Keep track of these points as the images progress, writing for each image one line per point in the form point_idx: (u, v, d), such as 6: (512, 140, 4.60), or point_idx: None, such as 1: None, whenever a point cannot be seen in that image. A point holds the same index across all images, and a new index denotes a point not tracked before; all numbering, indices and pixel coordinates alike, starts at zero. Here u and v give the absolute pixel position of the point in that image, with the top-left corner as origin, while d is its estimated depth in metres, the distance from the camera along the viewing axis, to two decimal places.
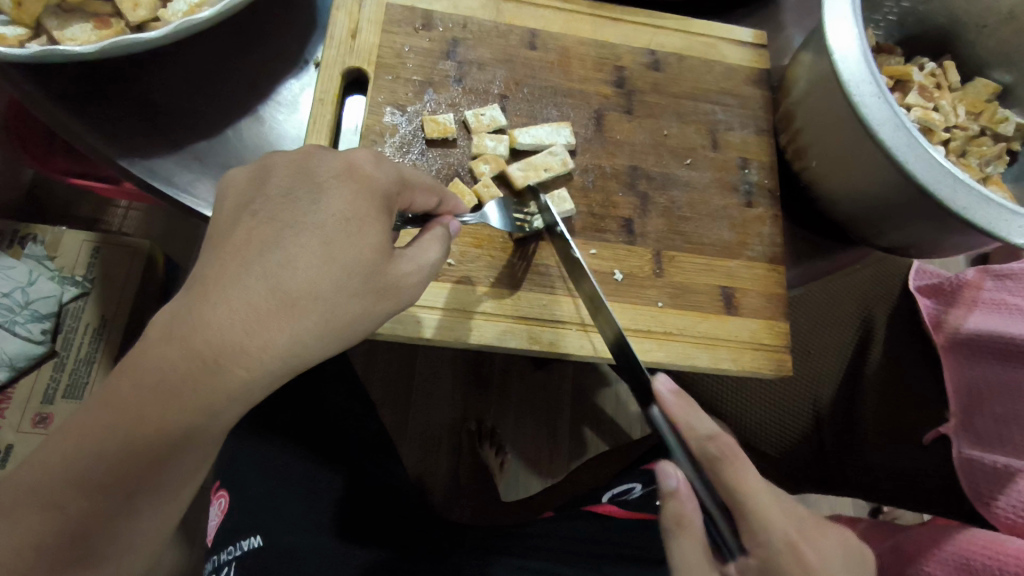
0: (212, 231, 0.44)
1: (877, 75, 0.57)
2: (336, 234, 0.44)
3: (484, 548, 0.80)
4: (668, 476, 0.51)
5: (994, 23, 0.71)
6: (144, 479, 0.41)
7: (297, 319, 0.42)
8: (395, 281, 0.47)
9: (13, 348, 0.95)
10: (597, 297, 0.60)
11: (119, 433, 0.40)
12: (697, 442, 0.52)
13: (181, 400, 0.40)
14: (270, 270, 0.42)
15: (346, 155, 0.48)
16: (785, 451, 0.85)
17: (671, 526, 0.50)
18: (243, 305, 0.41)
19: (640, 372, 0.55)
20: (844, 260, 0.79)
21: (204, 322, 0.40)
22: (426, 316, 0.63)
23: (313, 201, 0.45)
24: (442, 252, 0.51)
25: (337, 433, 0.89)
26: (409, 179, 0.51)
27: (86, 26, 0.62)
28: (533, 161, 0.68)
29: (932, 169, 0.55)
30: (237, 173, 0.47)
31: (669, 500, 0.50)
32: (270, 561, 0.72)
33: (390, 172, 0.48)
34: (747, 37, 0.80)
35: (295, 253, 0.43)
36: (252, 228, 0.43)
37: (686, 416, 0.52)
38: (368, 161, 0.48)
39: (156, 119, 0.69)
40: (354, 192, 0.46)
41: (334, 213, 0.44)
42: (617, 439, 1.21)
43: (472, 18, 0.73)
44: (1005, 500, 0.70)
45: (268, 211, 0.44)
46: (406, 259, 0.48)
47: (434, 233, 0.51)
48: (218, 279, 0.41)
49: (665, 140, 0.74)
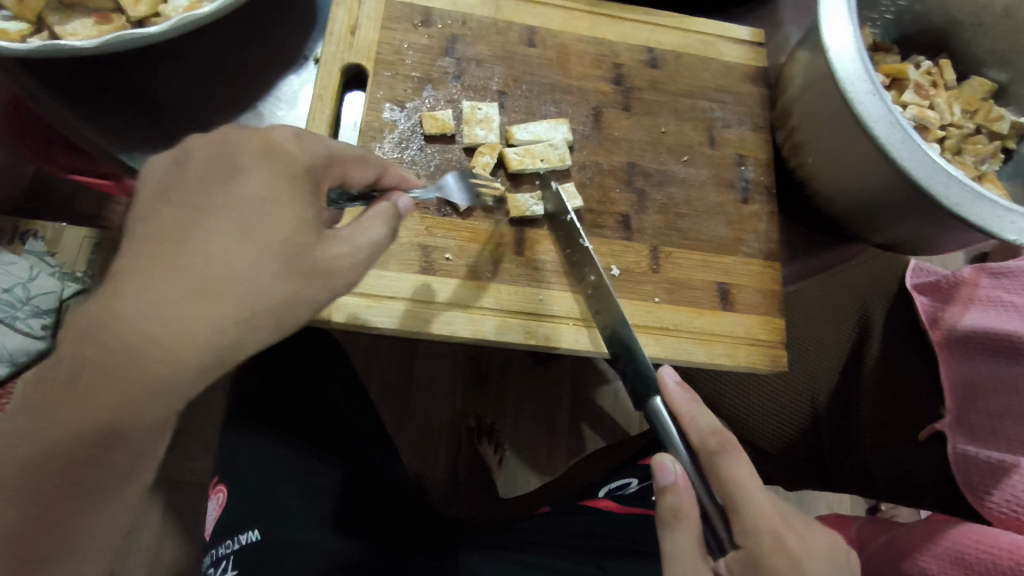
0: (187, 211, 0.42)
1: (872, 72, 0.57)
2: (270, 216, 0.44)
3: (480, 541, 0.81)
4: (665, 470, 0.51)
5: (989, 21, 0.71)
6: (128, 450, 0.42)
7: (229, 298, 0.41)
8: (324, 264, 0.45)
9: (13, 342, 0.97)
10: (601, 283, 0.62)
11: (102, 411, 0.40)
12: (698, 435, 0.52)
13: (160, 375, 0.40)
14: (217, 247, 0.42)
15: (263, 133, 0.47)
16: (780, 448, 0.85)
17: (666, 515, 0.51)
18: (189, 285, 0.40)
19: (642, 367, 0.56)
20: (838, 255, 0.82)
21: (154, 300, 0.40)
22: (406, 308, 0.63)
23: (239, 179, 0.44)
24: (386, 232, 0.50)
25: (335, 429, 0.89)
26: (337, 154, 0.50)
27: (86, 21, 0.63)
28: (531, 148, 0.68)
29: (925, 165, 0.55)
30: (156, 158, 0.45)
31: (665, 492, 0.51)
32: (266, 556, 0.73)
33: (314, 150, 0.48)
34: (744, 36, 0.80)
35: (246, 229, 0.43)
36: (200, 211, 0.43)
37: (689, 410, 0.53)
38: (288, 140, 0.47)
39: (155, 114, 0.69)
40: (279, 170, 0.45)
41: (264, 191, 0.44)
42: (615, 436, 1.21)
43: (471, 15, 0.73)
44: (999, 495, 0.71)
45: (213, 193, 0.43)
46: (338, 241, 0.47)
47: (377, 209, 0.50)
48: (162, 258, 0.40)
49: (662, 137, 0.74)
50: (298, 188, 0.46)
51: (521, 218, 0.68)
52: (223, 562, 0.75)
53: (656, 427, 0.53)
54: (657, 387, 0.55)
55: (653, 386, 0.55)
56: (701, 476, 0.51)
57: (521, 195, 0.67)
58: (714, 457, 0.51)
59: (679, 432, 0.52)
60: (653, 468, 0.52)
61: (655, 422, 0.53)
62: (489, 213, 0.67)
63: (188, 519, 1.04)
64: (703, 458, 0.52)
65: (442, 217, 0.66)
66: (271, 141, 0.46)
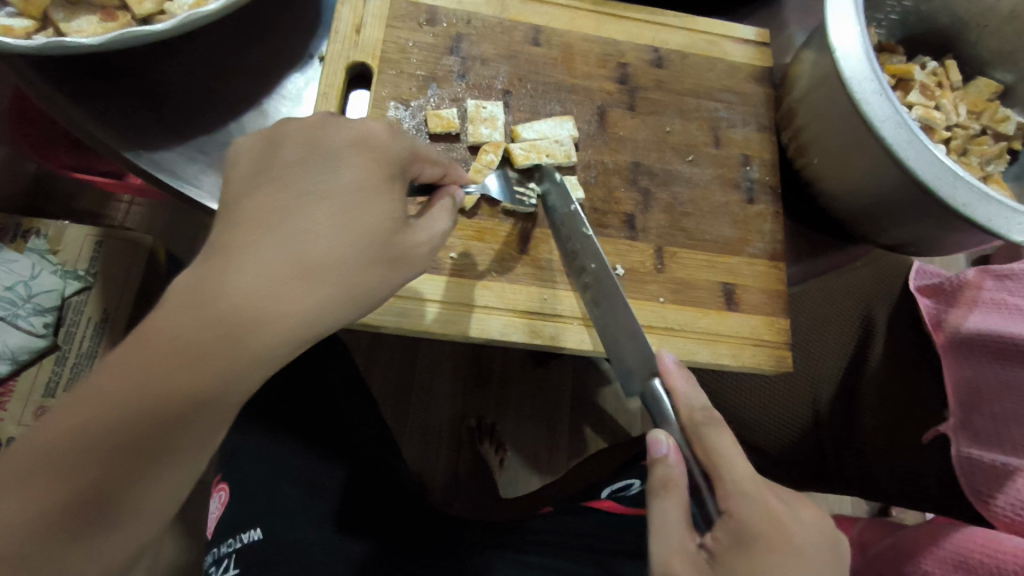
0: (247, 198, 0.42)
1: (879, 71, 0.57)
2: (357, 201, 0.44)
3: (485, 541, 0.81)
4: (658, 442, 0.50)
5: (995, 23, 0.71)
6: (137, 474, 0.36)
7: (303, 284, 0.40)
8: (406, 251, 0.47)
9: (15, 341, 0.94)
10: (603, 270, 0.60)
11: (126, 415, 0.36)
12: (688, 408, 0.53)
13: (196, 370, 0.37)
14: (285, 234, 0.41)
15: (361, 125, 0.47)
16: (784, 450, 0.84)
17: (656, 488, 0.49)
18: (262, 267, 0.40)
19: (644, 347, 0.56)
20: (844, 257, 0.81)
21: (224, 283, 0.39)
22: (418, 307, 0.63)
23: (330, 168, 0.45)
24: (450, 223, 0.52)
25: (342, 433, 0.89)
26: (420, 150, 0.51)
27: (92, 18, 0.63)
28: (536, 144, 0.68)
29: (932, 166, 0.55)
30: (250, 140, 0.46)
31: (656, 465, 0.50)
32: (269, 554, 0.72)
33: (401, 144, 0.48)
34: (750, 36, 0.80)
35: (316, 221, 0.42)
36: (262, 208, 0.42)
37: (685, 387, 0.54)
38: (381, 132, 0.48)
39: (161, 111, 0.69)
40: (371, 161, 0.46)
41: (352, 179, 0.45)
42: (617, 438, 1.21)
43: (476, 14, 0.73)
44: (1003, 499, 0.70)
45: (301, 178, 0.44)
46: (418, 230, 0.48)
47: (443, 204, 0.52)
48: (241, 239, 0.40)
49: (667, 137, 0.74)
50: (388, 175, 0.47)
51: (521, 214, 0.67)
52: (225, 560, 0.75)
53: (652, 404, 0.55)
54: (657, 368, 0.55)
55: (653, 366, 0.55)
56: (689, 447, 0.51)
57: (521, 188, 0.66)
58: (702, 427, 0.51)
59: (672, 407, 0.54)
60: (647, 442, 0.51)
61: (653, 399, 0.55)
62: (494, 212, 0.67)
63: (191, 518, 1.05)
64: (688, 428, 0.52)
65: None
66: (274, 134, 0.46)
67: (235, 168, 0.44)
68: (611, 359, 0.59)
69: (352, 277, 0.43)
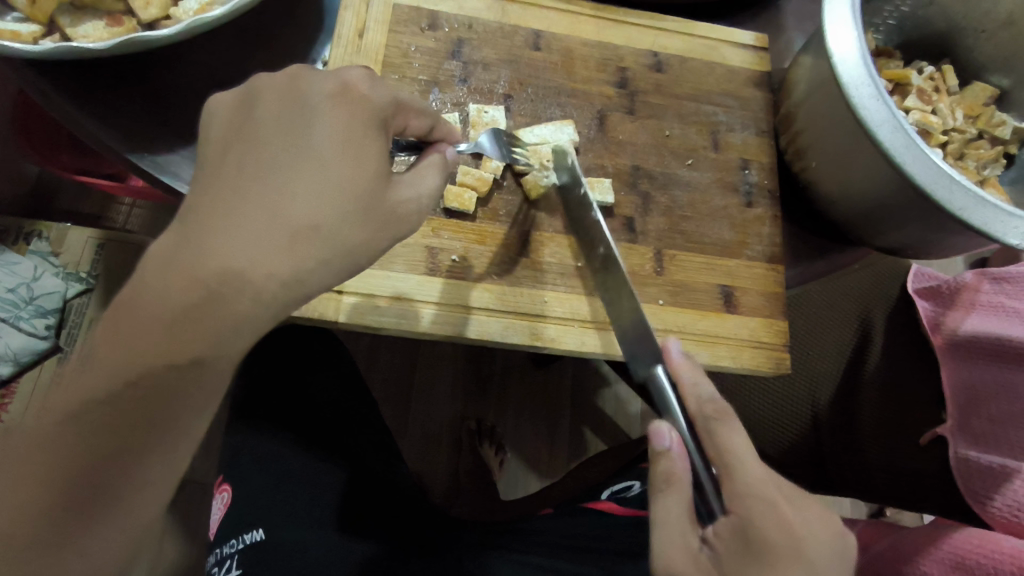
0: (221, 165, 0.41)
1: (876, 77, 0.58)
2: (338, 157, 0.42)
3: (485, 542, 0.81)
4: (662, 436, 0.50)
5: (992, 27, 0.72)
6: (128, 452, 0.38)
7: (287, 242, 0.39)
8: (394, 208, 0.45)
9: (17, 342, 0.95)
10: (609, 254, 0.61)
11: (108, 400, 0.37)
12: (696, 402, 0.52)
13: (171, 351, 0.37)
14: (261, 200, 0.39)
15: (338, 74, 0.44)
16: (782, 450, 0.85)
17: (659, 483, 0.49)
18: (239, 231, 0.38)
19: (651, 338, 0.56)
20: (845, 258, 0.81)
21: (215, 242, 0.38)
22: (419, 310, 0.64)
23: (308, 121, 0.42)
24: (439, 180, 0.49)
25: (337, 430, 0.90)
26: (405, 101, 0.48)
27: (98, 24, 0.64)
28: (536, 149, 0.69)
29: (930, 170, 0.56)
30: (225, 98, 0.43)
31: (659, 458, 0.50)
32: (271, 554, 0.73)
33: (384, 93, 0.45)
34: (748, 40, 0.81)
35: (294, 181, 0.40)
36: (240, 169, 0.40)
37: (692, 377, 0.53)
38: (360, 81, 0.45)
39: (164, 115, 0.70)
40: (348, 112, 0.43)
41: (330, 133, 0.42)
42: (618, 439, 1.21)
43: (477, 19, 0.74)
44: (1000, 499, 0.71)
45: (276, 136, 0.42)
46: (405, 186, 0.46)
47: (430, 160, 0.49)
48: (217, 206, 0.39)
49: (666, 141, 0.75)
50: (370, 128, 0.44)
51: (520, 214, 0.69)
52: (227, 560, 0.75)
53: (655, 394, 0.54)
54: (662, 356, 0.55)
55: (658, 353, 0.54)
56: (696, 442, 0.50)
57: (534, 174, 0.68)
58: (712, 422, 0.50)
59: (678, 401, 0.52)
60: (650, 434, 0.51)
61: (656, 389, 0.54)
62: (494, 214, 0.68)
63: (193, 518, 1.06)
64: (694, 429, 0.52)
65: (449, 219, 0.67)
66: (244, 96, 0.43)
67: (214, 130, 0.42)
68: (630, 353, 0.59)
69: (338, 236, 0.41)
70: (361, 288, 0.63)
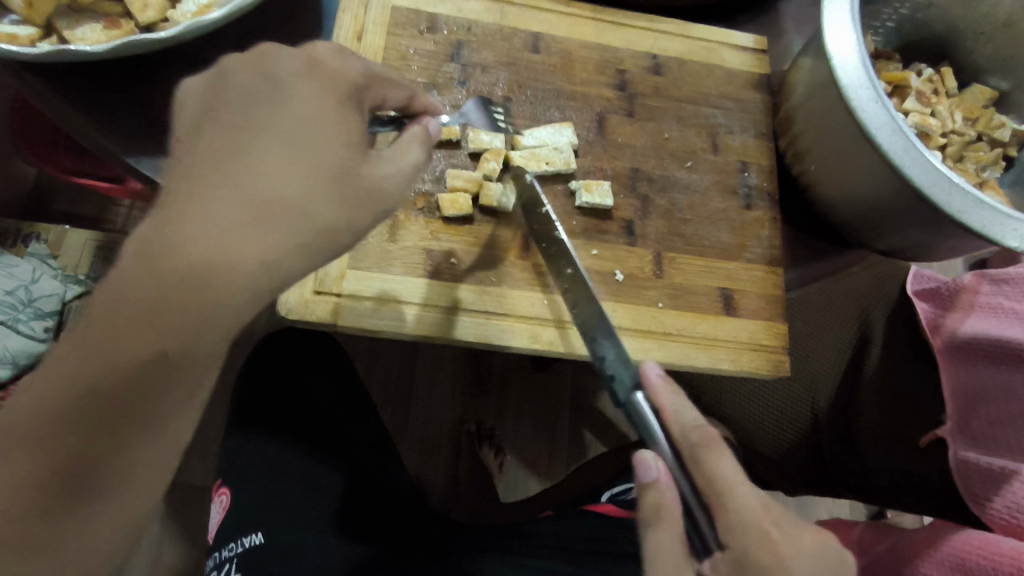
0: (201, 147, 0.40)
1: (874, 80, 0.58)
2: (320, 134, 0.42)
3: (484, 548, 0.80)
4: (647, 466, 0.48)
5: (991, 29, 0.72)
6: (129, 433, 0.39)
7: (269, 226, 0.39)
8: (375, 182, 0.43)
9: (15, 345, 0.94)
10: (579, 276, 0.60)
11: (109, 384, 0.38)
12: (681, 429, 0.51)
13: (171, 342, 0.38)
14: (247, 181, 0.39)
15: (308, 51, 0.44)
16: (784, 454, 0.85)
17: (648, 516, 0.48)
18: (225, 215, 0.38)
19: (625, 360, 0.54)
20: (845, 262, 0.81)
21: (189, 231, 0.37)
22: (419, 313, 0.64)
23: (283, 96, 0.42)
24: (422, 154, 0.47)
25: (336, 431, 0.90)
26: (380, 74, 0.48)
27: (96, 27, 0.63)
28: (536, 152, 0.69)
29: (928, 173, 0.55)
30: (196, 85, 0.42)
31: (647, 490, 0.48)
32: (269, 556, 0.73)
33: (356, 65, 0.45)
34: (747, 42, 0.81)
35: (276, 158, 0.40)
36: (214, 150, 0.40)
37: (672, 404, 0.52)
38: (329, 55, 0.45)
39: (163, 117, 0.70)
40: (324, 85, 0.43)
41: (310, 109, 0.42)
42: (618, 440, 1.21)
43: (477, 21, 0.74)
44: (999, 500, 0.71)
45: (254, 114, 0.41)
46: (384, 161, 0.44)
47: (412, 133, 0.47)
48: (202, 194, 0.38)
49: (665, 143, 0.75)
50: (342, 107, 0.43)
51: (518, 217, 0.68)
52: (227, 564, 0.75)
53: (637, 422, 0.51)
54: (640, 381, 0.54)
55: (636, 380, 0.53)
56: (682, 470, 0.49)
57: (491, 186, 0.67)
58: (698, 449, 0.49)
59: (661, 427, 0.51)
60: (635, 465, 0.49)
61: (637, 416, 0.51)
62: (494, 218, 0.68)
63: (192, 521, 1.06)
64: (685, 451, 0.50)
65: (447, 223, 0.67)
66: (215, 76, 0.42)
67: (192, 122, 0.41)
68: (599, 363, 0.57)
69: (321, 209, 0.41)
70: (361, 292, 0.63)
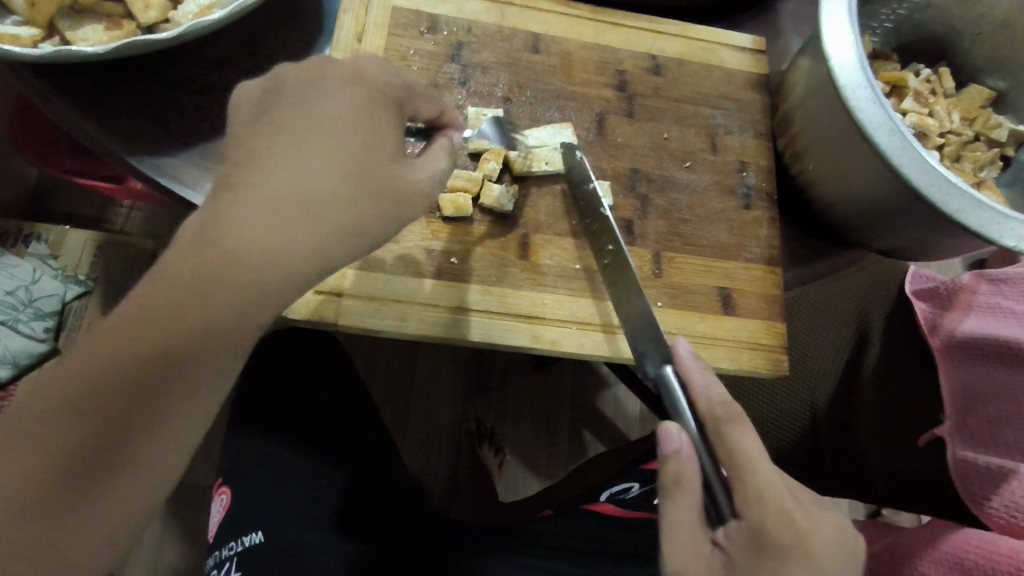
0: (251, 145, 0.42)
1: (872, 80, 0.58)
2: (359, 138, 0.44)
3: (483, 547, 0.80)
4: (670, 436, 0.50)
5: (988, 30, 0.72)
6: (125, 444, 0.38)
7: (313, 218, 0.41)
8: (409, 188, 0.46)
9: (16, 345, 0.95)
10: (619, 251, 0.63)
11: (110, 389, 0.37)
12: (706, 404, 0.52)
13: (174, 343, 0.38)
14: (289, 178, 0.41)
15: (355, 62, 0.47)
16: (782, 453, 0.85)
17: (670, 485, 0.49)
18: (259, 208, 0.40)
19: (659, 338, 0.57)
20: (843, 261, 0.81)
21: (233, 221, 0.39)
22: (420, 313, 0.64)
23: (329, 100, 0.45)
24: (449, 163, 0.50)
25: (338, 429, 0.90)
26: (416, 88, 0.50)
27: (97, 27, 0.64)
28: (534, 152, 0.69)
29: (925, 172, 0.56)
30: (249, 86, 0.45)
31: (669, 460, 0.49)
32: (270, 555, 0.73)
33: (395, 77, 0.48)
34: (746, 43, 0.81)
35: (318, 159, 0.42)
36: (266, 148, 0.42)
37: (701, 379, 0.54)
38: (372, 65, 0.48)
39: (164, 118, 0.70)
40: (367, 94, 0.46)
41: (353, 116, 0.45)
42: (617, 440, 1.22)
43: (477, 22, 0.74)
44: (997, 500, 0.70)
45: (301, 117, 0.44)
46: (418, 168, 0.47)
47: (441, 143, 0.51)
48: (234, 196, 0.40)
49: (665, 143, 0.75)
50: (382, 113, 0.46)
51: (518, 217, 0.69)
52: (226, 563, 0.75)
53: (664, 393, 0.54)
54: (672, 357, 0.56)
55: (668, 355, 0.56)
56: (705, 440, 0.51)
57: (493, 187, 0.67)
58: (723, 424, 0.51)
59: (687, 402, 0.53)
60: (658, 435, 0.50)
61: (666, 389, 0.54)
62: (494, 217, 0.68)
63: (193, 521, 1.06)
64: (708, 426, 0.51)
65: (447, 223, 0.67)
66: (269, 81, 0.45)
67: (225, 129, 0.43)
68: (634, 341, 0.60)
69: (355, 210, 0.43)
70: (361, 291, 0.64)
